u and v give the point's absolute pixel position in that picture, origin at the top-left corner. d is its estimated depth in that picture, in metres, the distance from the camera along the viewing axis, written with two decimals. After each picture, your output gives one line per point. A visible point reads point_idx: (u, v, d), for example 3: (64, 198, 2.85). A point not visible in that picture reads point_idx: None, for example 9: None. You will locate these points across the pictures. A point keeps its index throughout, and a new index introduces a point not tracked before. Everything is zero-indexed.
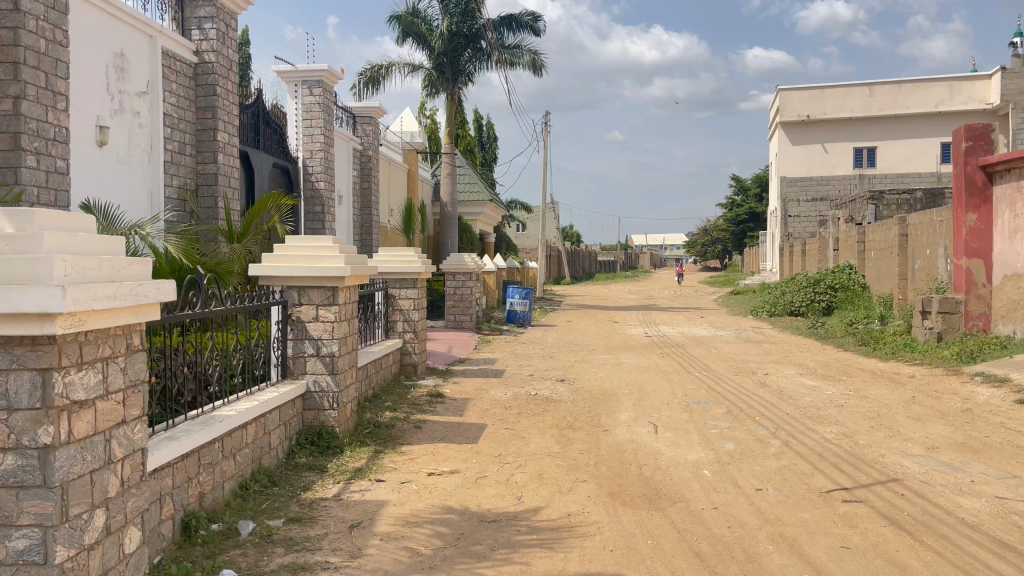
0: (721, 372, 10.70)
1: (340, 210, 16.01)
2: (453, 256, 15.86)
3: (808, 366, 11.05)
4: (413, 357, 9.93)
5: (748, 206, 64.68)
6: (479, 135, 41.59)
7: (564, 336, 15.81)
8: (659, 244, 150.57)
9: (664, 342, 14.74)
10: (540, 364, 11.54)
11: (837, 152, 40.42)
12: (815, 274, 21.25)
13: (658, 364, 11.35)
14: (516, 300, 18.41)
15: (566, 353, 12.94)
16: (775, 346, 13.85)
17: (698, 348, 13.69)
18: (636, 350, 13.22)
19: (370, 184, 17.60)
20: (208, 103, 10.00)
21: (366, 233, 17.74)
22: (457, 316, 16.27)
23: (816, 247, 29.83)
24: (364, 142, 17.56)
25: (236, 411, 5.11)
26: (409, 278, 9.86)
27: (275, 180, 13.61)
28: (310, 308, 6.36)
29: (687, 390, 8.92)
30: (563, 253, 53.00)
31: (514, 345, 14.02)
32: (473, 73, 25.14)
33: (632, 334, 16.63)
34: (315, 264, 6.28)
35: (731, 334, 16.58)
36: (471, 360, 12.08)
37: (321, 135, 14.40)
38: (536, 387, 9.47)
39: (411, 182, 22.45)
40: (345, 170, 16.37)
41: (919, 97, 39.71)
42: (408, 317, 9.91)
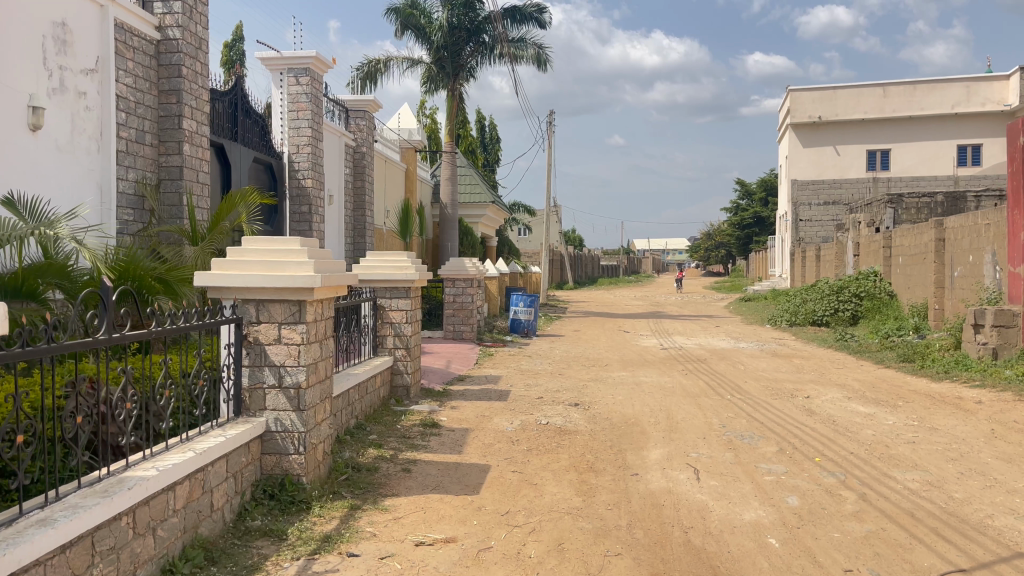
0: (756, 394, 9.40)
1: (330, 210, 14.71)
2: (453, 261, 14.64)
3: (853, 387, 9.75)
4: (404, 378, 8.63)
5: (754, 210, 63.40)
6: (480, 136, 40.36)
7: (573, 348, 14.51)
8: (662, 250, 149.33)
9: (683, 357, 13.44)
10: (549, 383, 10.25)
11: (849, 155, 39.21)
12: (837, 281, 19.96)
13: (683, 384, 10.07)
14: (521, 308, 17.12)
15: (577, 369, 11.66)
16: (806, 362, 12.57)
17: (721, 364, 12.39)
18: (654, 367, 11.92)
19: (364, 183, 16.31)
20: (172, 85, 8.71)
21: (359, 235, 16.43)
22: (457, 326, 14.99)
23: (832, 253, 28.57)
24: (357, 138, 16.30)
25: (157, 469, 3.82)
26: (400, 286, 8.59)
27: (256, 176, 12.33)
28: (272, 327, 5.08)
29: (725, 420, 7.62)
30: (567, 257, 51.70)
31: (519, 360, 12.74)
32: (475, 69, 23.88)
33: (646, 347, 15.34)
34: (278, 272, 5.01)
35: (754, 346, 15.29)
36: (471, 377, 10.79)
37: (308, 128, 13.11)
38: (548, 414, 8.18)
39: (409, 182, 21.18)
40: (336, 167, 15.09)
41: (935, 99, 38.45)
42: (400, 331, 8.62)
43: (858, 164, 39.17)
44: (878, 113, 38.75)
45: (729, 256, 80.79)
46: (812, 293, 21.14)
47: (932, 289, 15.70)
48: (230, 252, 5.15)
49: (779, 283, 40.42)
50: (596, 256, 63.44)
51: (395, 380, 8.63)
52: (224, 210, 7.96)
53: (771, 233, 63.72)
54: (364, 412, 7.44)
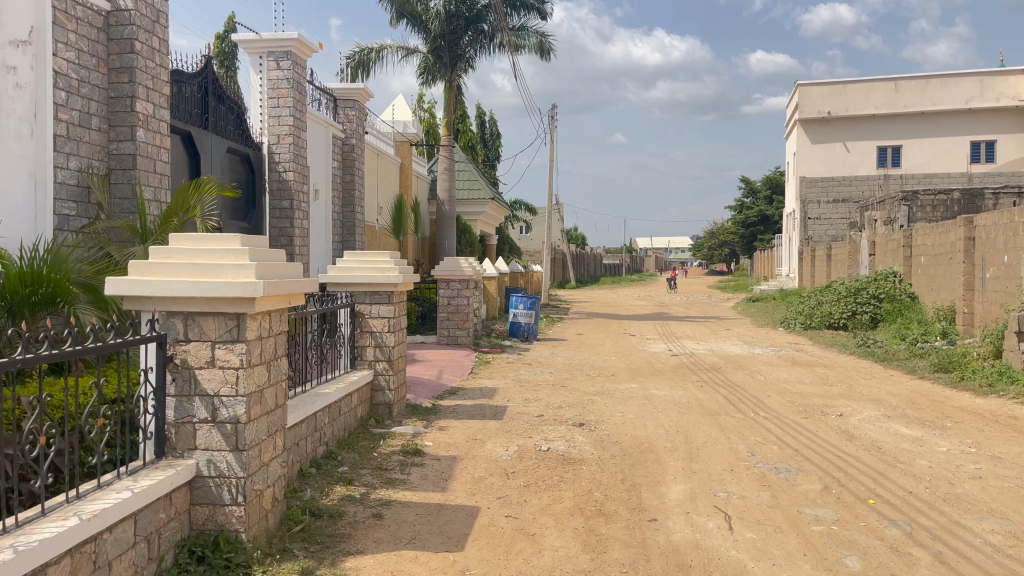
0: (782, 412, 8.37)
1: (315, 206, 13.71)
2: (448, 260, 13.65)
3: (890, 404, 8.72)
4: (386, 395, 7.61)
5: (759, 209, 62.31)
6: (481, 132, 39.35)
7: (576, 354, 13.48)
8: (664, 249, 148.15)
9: (695, 365, 12.39)
10: (550, 397, 9.22)
11: (859, 151, 38.11)
12: (854, 283, 18.89)
13: (700, 399, 9.04)
14: (520, 310, 16.08)
15: (581, 379, 10.62)
16: (831, 371, 11.54)
17: (738, 374, 11.36)
18: (665, 377, 10.88)
19: (354, 177, 15.31)
20: (124, 63, 7.70)
21: (348, 233, 15.40)
22: (452, 330, 13.96)
23: (845, 251, 27.55)
24: (346, 129, 15.29)
25: (17, 549, 2.82)
26: (381, 291, 7.57)
27: (232, 168, 11.31)
28: (203, 347, 4.07)
29: (753, 447, 6.59)
30: (569, 256, 50.60)
31: (518, 368, 11.71)
32: (473, 59, 22.83)
33: (654, 353, 14.31)
34: (211, 278, 4.00)
35: (771, 352, 14.26)
36: (465, 390, 9.76)
37: (290, 116, 12.09)
38: (549, 438, 7.15)
39: (404, 178, 20.16)
40: (322, 159, 14.07)
41: (948, 94, 37.37)
42: (380, 342, 7.61)
43: (868, 161, 38.09)
44: (889, 108, 37.65)
45: (733, 254, 79.81)
46: (826, 294, 20.09)
47: (961, 291, 14.67)
48: (154, 252, 4.13)
49: (787, 282, 39.40)
50: (598, 255, 62.38)
51: (375, 397, 7.61)
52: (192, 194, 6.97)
53: (776, 232, 62.60)
54: (334, 437, 6.44)
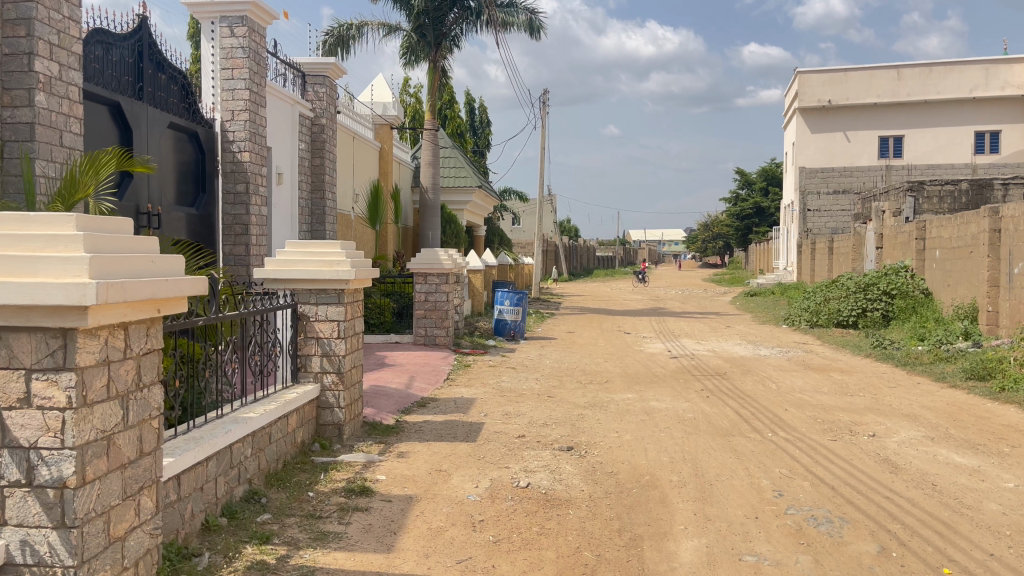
0: (805, 431, 7.12)
1: (278, 191, 12.46)
2: (425, 252, 12.46)
3: (928, 422, 7.49)
4: (334, 414, 6.35)
5: (754, 200, 61.13)
6: (470, 120, 38.03)
7: (566, 356, 12.23)
8: (657, 241, 147.05)
9: (697, 370, 11.15)
10: (535, 410, 7.95)
11: (860, 141, 36.84)
12: (864, 278, 17.68)
13: (707, 415, 7.79)
14: (506, 307, 14.81)
15: (570, 388, 9.36)
16: (850, 379, 10.30)
17: (746, 381, 10.12)
18: (665, 385, 9.63)
19: (324, 160, 14.02)
20: (19, 12, 6.37)
21: (318, 221, 14.12)
22: (429, 329, 12.67)
23: (848, 244, 26.38)
24: (315, 107, 14.00)
25: None
26: (329, 289, 6.30)
27: (178, 148, 9.99)
28: (13, 379, 2.81)
29: (780, 484, 5.34)
30: (561, 248, 49.30)
31: (500, 373, 10.44)
32: (459, 38, 21.51)
33: (652, 354, 13.07)
34: (22, 280, 2.72)
35: (780, 355, 13.03)
36: (436, 401, 8.49)
37: (245, 90, 10.76)
38: (529, 468, 5.89)
39: (384, 164, 18.86)
40: (286, 140, 12.76)
41: (951, 82, 36.19)
42: (328, 350, 6.35)
43: (869, 151, 36.85)
44: (891, 96, 36.42)
45: (727, 246, 78.73)
46: (833, 289, 18.87)
47: (984, 287, 13.50)
48: None
49: (785, 276, 38.24)
50: (590, 247, 61.16)
51: (320, 415, 6.36)
52: (104, 167, 5.78)
53: (771, 224, 61.48)
54: (260, 471, 5.18)
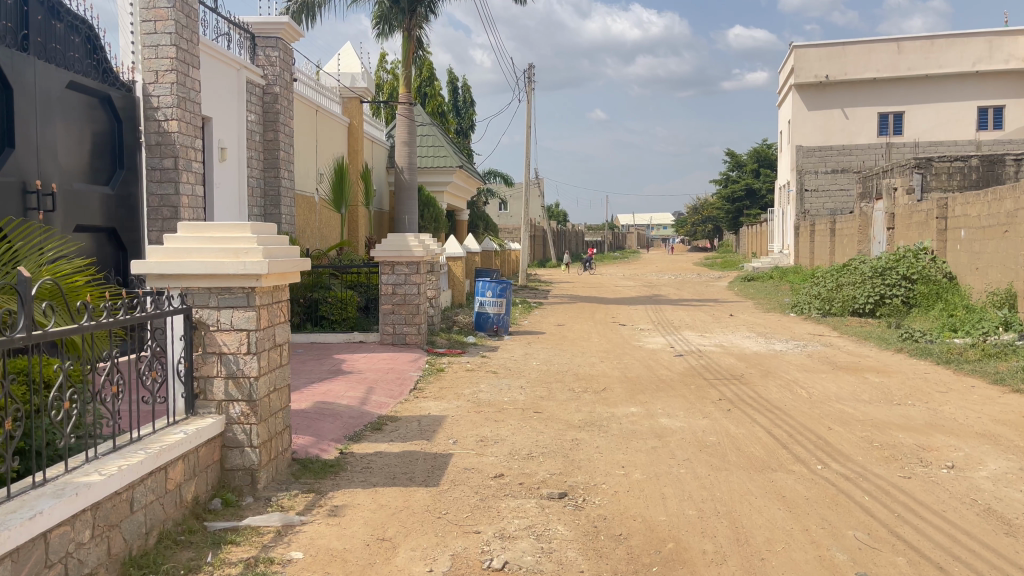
0: (866, 463, 5.52)
1: (220, 169, 10.82)
2: (392, 237, 10.91)
3: (1015, 445, 5.92)
4: (244, 456, 4.71)
5: (745, 182, 59.64)
6: (453, 98, 36.27)
7: (555, 356, 10.61)
8: (645, 224, 145.70)
9: (709, 372, 9.55)
10: (517, 435, 6.32)
11: (859, 118, 35.23)
12: (881, 262, 16.18)
13: (733, 438, 6.19)
14: (488, 299, 13.13)
15: (563, 399, 7.75)
16: (890, 382, 8.71)
17: (768, 386, 8.52)
18: (674, 394, 8.02)
19: (278, 134, 12.34)
20: None
21: (272, 204, 12.43)
22: (398, 327, 10.95)
23: (853, 225, 24.87)
24: (268, 74, 12.25)
25: None
26: (232, 287, 4.66)
27: (86, 115, 8.28)
28: None
29: (865, 565, 3.75)
30: (549, 232, 47.56)
31: (477, 380, 8.81)
32: (435, 5, 19.76)
33: (653, 352, 11.46)
34: None
35: (798, 351, 11.44)
36: (395, 423, 6.83)
37: (171, 46, 9.05)
38: (507, 533, 4.26)
39: (353, 141, 17.15)
40: (229, 110, 11.06)
41: (953, 56, 34.59)
42: (235, 371, 4.70)
43: (868, 129, 35.25)
44: (891, 71, 34.82)
45: (717, 229, 77.46)
46: (843, 274, 17.32)
47: None
48: None
49: (781, 260, 36.74)
50: (579, 232, 59.61)
51: (226, 457, 4.72)
52: None
53: (763, 206, 60.03)
54: (111, 556, 3.55)
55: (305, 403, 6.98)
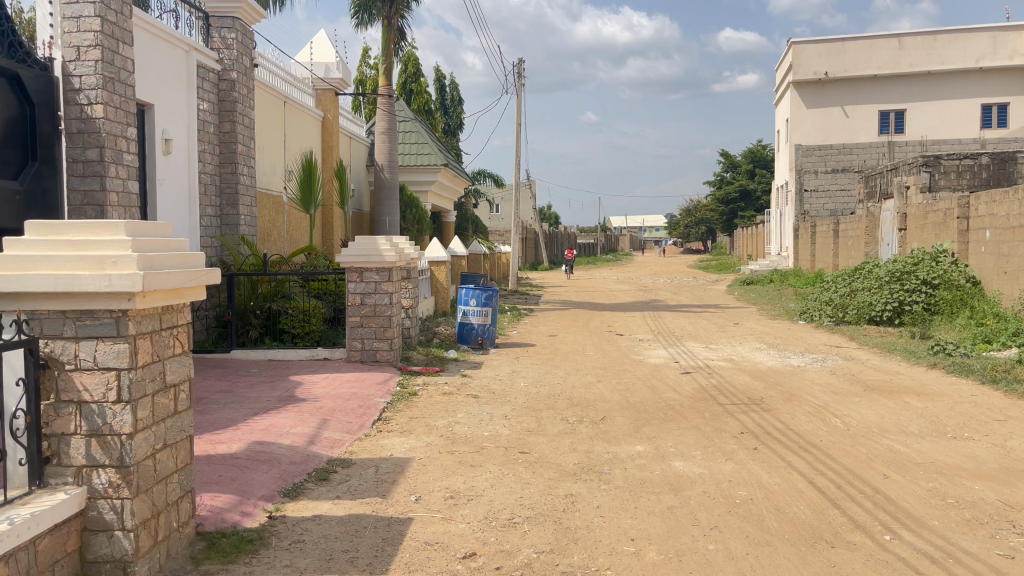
0: (950, 533, 4.26)
1: (162, 163, 9.50)
2: (360, 240, 9.59)
3: None
4: (113, 542, 3.41)
5: (740, 183, 58.51)
6: (440, 97, 34.99)
7: (546, 376, 9.31)
8: (638, 226, 144.60)
9: (723, 395, 8.29)
10: (498, 489, 5.03)
11: (859, 116, 33.93)
12: (898, 265, 14.95)
13: (769, 492, 4.91)
14: (471, 308, 11.83)
15: (554, 434, 6.46)
16: (935, 408, 7.46)
17: (795, 413, 7.25)
18: (687, 426, 6.74)
19: (235, 125, 10.98)
20: None
21: (229, 204, 11.04)
22: (367, 342, 9.59)
23: (859, 226, 23.69)
24: (223, 58, 10.92)
25: None
26: (98, 311, 3.36)
27: None
28: None
29: None
30: (541, 235, 46.26)
31: (454, 408, 7.51)
32: None
33: (656, 368, 10.18)
34: None
35: (819, 367, 10.18)
36: (348, 470, 5.52)
37: (96, 18, 7.75)
38: None
39: (328, 135, 15.84)
40: (174, 96, 9.73)
41: (956, 52, 33.39)
42: (101, 427, 3.39)
43: (869, 126, 33.90)
44: (893, 68, 33.62)
45: (710, 230, 76.49)
46: (856, 278, 16.09)
47: None
48: None
49: (780, 262, 35.59)
50: (571, 234, 58.33)
51: (88, 545, 3.41)
52: None
53: (758, 208, 58.89)
54: None
55: (237, 445, 5.67)
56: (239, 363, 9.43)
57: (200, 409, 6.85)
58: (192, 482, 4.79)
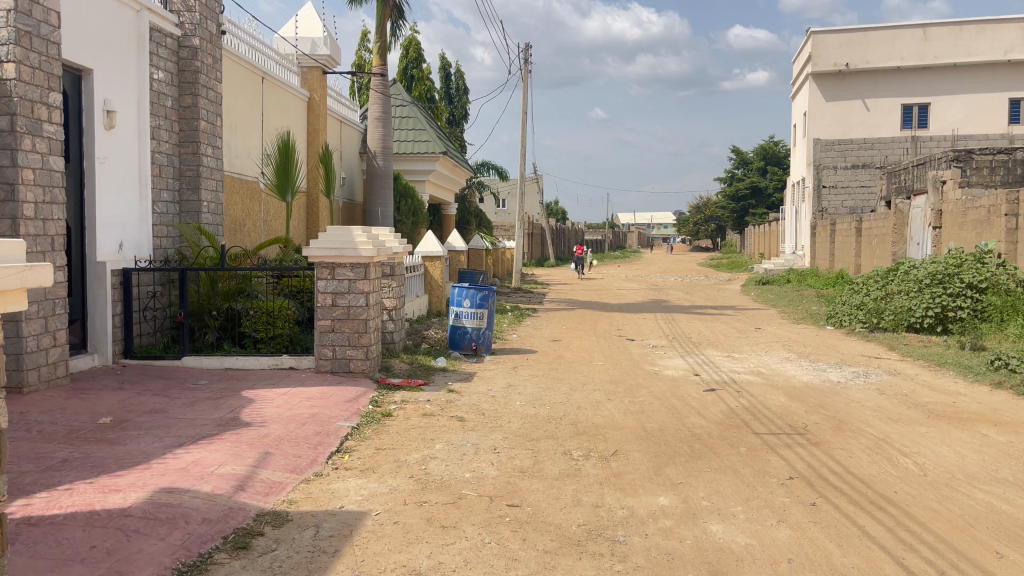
0: None
1: (103, 138, 8.17)
2: (333, 230, 8.28)
3: None
4: None
5: (751, 180, 56.98)
6: (445, 86, 33.66)
7: (547, 393, 7.96)
8: (645, 223, 143.04)
9: (758, 419, 6.91)
10: (473, 570, 3.68)
11: (881, 110, 32.34)
12: (939, 266, 13.50)
13: None
14: (464, 310, 10.49)
15: (554, 478, 5.09)
16: (1021, 443, 6.07)
17: (852, 450, 5.86)
18: (723, 467, 5.36)
19: (197, 98, 9.61)
20: None
21: (189, 188, 9.67)
22: (340, 350, 8.25)
23: (884, 224, 22.24)
24: (184, 22, 9.58)
25: None
26: None
27: None
28: None
29: None
30: (547, 232, 44.86)
31: (433, 436, 6.15)
32: None
33: (675, 383, 8.80)
34: None
35: (862, 384, 8.78)
36: (280, 532, 4.17)
37: None
38: None
39: (314, 118, 14.50)
40: (117, 60, 8.40)
41: (984, 43, 31.78)
42: None
43: (891, 122, 32.35)
44: (917, 59, 31.99)
45: (720, 228, 74.87)
46: (890, 280, 14.67)
47: None
48: None
49: (795, 261, 34.13)
50: (578, 230, 56.91)
51: None
52: None
53: (770, 206, 57.39)
54: None
55: (137, 495, 4.32)
56: (190, 373, 8.09)
57: (114, 436, 5.49)
58: (48, 562, 3.46)
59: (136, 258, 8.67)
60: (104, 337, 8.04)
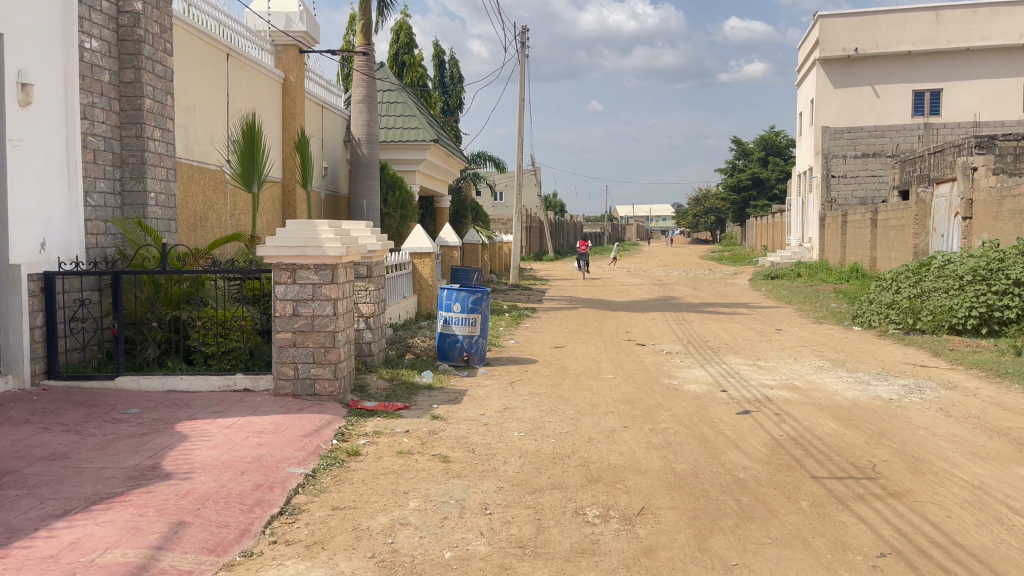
0: None
1: (15, 115, 6.85)
2: (293, 227, 6.93)
3: None
4: None
5: (753, 170, 55.53)
6: (438, 74, 32.31)
7: (551, 419, 6.62)
8: (643, 215, 141.66)
9: (813, 456, 5.57)
10: None
11: (891, 97, 30.91)
12: (981, 261, 12.13)
13: None
14: (455, 316, 9.16)
15: (566, 558, 3.76)
16: None
17: (950, 505, 4.53)
18: (788, 538, 4.02)
19: (141, 73, 8.25)
20: None
21: (131, 176, 8.32)
22: (303, 368, 6.91)
23: (904, 214, 20.85)
24: None
25: None
26: None
27: None
28: None
29: None
30: (545, 225, 43.56)
31: (410, 488, 4.82)
32: None
33: (701, 401, 7.47)
34: None
35: (919, 402, 7.46)
36: None
37: None
38: None
39: (289, 101, 13.14)
40: (35, 23, 7.09)
41: (999, 26, 30.43)
42: None
43: (902, 108, 30.90)
44: (929, 44, 30.53)
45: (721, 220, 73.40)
46: (922, 276, 13.32)
47: None
48: None
49: (802, 253, 32.70)
50: (576, 223, 55.53)
51: None
52: None
53: (772, 196, 55.99)
54: None
55: None
56: (124, 397, 6.76)
57: None
58: None
59: (62, 260, 7.33)
60: (20, 354, 6.72)
